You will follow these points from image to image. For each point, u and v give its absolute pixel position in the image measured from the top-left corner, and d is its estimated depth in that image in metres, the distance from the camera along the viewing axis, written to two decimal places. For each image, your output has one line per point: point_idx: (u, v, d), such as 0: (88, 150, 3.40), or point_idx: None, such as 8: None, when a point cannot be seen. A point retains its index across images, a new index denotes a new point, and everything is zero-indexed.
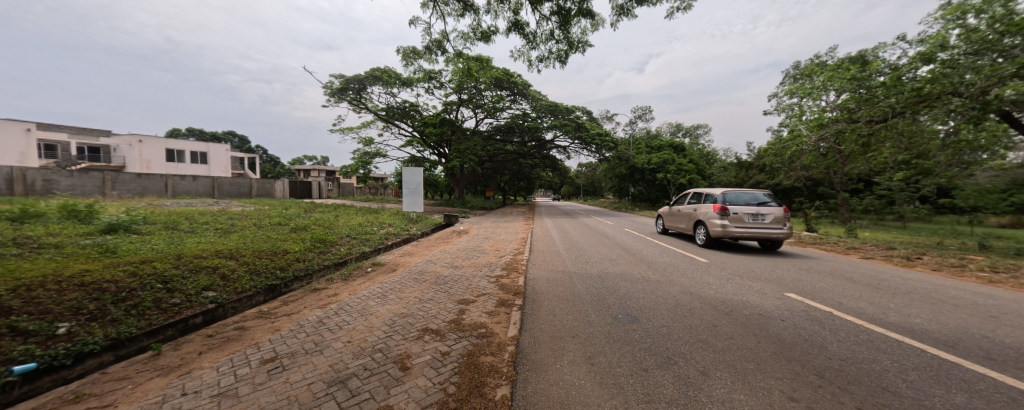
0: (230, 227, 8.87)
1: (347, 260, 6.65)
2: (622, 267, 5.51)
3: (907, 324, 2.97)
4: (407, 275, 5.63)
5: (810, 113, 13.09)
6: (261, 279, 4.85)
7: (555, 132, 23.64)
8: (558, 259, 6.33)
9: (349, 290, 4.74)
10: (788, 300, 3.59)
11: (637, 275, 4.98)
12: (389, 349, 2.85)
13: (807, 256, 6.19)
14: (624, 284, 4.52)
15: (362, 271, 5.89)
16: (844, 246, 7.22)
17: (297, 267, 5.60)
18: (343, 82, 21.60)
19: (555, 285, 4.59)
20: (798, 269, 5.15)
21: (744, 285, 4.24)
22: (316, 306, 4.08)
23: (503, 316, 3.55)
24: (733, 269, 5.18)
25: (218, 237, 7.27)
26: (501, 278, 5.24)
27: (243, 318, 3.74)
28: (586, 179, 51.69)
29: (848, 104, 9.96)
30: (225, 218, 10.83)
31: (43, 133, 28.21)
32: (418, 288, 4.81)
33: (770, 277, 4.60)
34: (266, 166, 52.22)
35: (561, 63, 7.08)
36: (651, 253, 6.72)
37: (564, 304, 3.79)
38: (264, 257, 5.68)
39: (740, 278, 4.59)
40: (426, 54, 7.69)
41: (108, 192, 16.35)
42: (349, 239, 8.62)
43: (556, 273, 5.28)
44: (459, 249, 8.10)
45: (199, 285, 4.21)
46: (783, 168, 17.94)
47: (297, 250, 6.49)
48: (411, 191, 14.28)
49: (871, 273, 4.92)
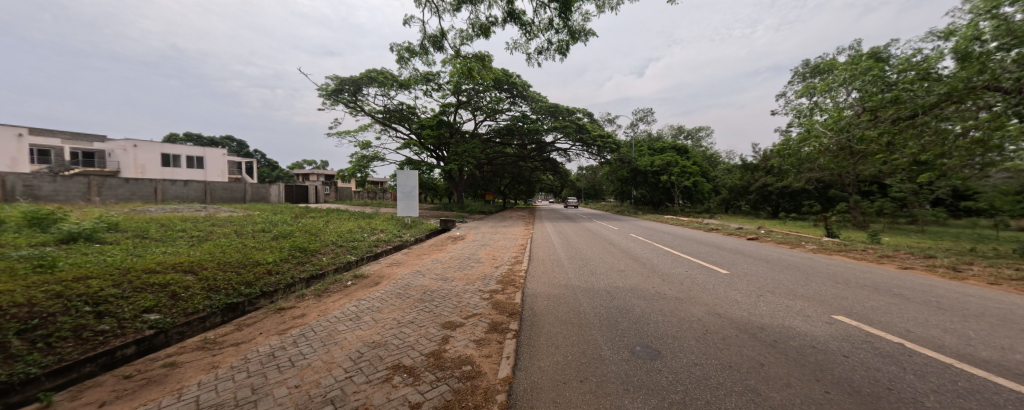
0: (208, 235, 8.28)
1: (325, 271, 6.01)
2: (632, 280, 4.88)
3: (1011, 362, 2.30)
4: (390, 290, 4.99)
5: (825, 111, 12.50)
6: (220, 297, 4.24)
7: (555, 134, 23.14)
8: (559, 270, 5.70)
9: (318, 310, 4.09)
10: (843, 327, 2.92)
11: (651, 290, 4.33)
12: (344, 399, 2.20)
13: (840, 266, 5.53)
14: (637, 302, 3.89)
15: (340, 285, 5.25)
16: (875, 254, 6.56)
17: (267, 281, 4.99)
18: (338, 83, 21.15)
19: (557, 304, 3.95)
20: (835, 282, 4.50)
21: (780, 305, 3.58)
22: (274, 331, 3.45)
23: (495, 347, 2.92)
24: (759, 282, 4.55)
25: (188, 247, 6.66)
26: (496, 294, 4.59)
27: (180, 350, 3.09)
28: (588, 183, 51.20)
29: (870, 102, 9.37)
30: (206, 224, 10.23)
31: (35, 138, 27.78)
32: (400, 306, 4.18)
33: (808, 294, 3.94)
34: (265, 171, 51.61)
35: (562, 55, 6.50)
36: (662, 262, 6.08)
37: (569, 331, 3.15)
38: (229, 270, 5.05)
39: (772, 294, 3.96)
40: (420, 53, 7.13)
41: (93, 198, 15.83)
42: (334, 248, 7.99)
43: (559, 288, 4.65)
44: (452, 258, 7.45)
45: (138, 306, 3.58)
46: (793, 169, 17.28)
47: (270, 261, 5.85)
48: (406, 196, 13.68)
49: (918, 287, 4.29)
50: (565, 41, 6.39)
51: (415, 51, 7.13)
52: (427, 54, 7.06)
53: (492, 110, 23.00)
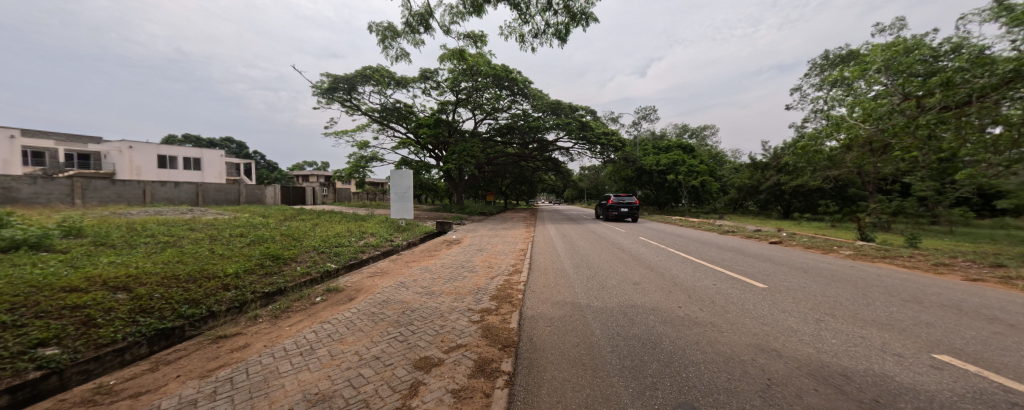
0: (177, 241, 7.51)
1: (292, 286, 5.22)
2: (652, 298, 4.06)
3: None
4: (363, 309, 4.19)
5: (849, 104, 11.61)
6: (150, 322, 3.45)
7: (557, 132, 22.35)
8: (565, 284, 4.89)
9: (267, 339, 3.30)
10: (966, 382, 2.07)
11: (678, 312, 3.52)
12: None
13: (895, 279, 4.68)
14: (661, 329, 3.09)
15: (305, 303, 4.45)
16: (930, 262, 5.67)
17: (218, 299, 4.21)
18: (332, 81, 20.44)
19: (564, 332, 3.13)
20: (904, 301, 3.66)
21: (853, 337, 2.76)
22: (196, 374, 2.64)
23: (478, 406, 2.10)
24: (809, 300, 3.72)
25: (145, 256, 5.86)
26: (488, 316, 3.79)
27: (57, 406, 2.30)
28: (591, 182, 50.46)
29: (910, 88, 8.43)
30: (183, 228, 9.52)
31: (29, 140, 27.30)
32: (368, 333, 3.37)
33: (878, 319, 3.12)
34: (263, 173, 50.96)
35: (560, 39, 5.74)
36: (682, 272, 5.25)
37: (580, 379, 2.33)
38: (174, 287, 4.25)
39: (833, 319, 3.14)
40: (405, 33, 6.38)
41: (76, 200, 15.18)
42: (313, 254, 7.19)
43: (564, 308, 3.84)
44: (442, 267, 6.66)
45: (27, 339, 2.77)
46: (809, 167, 16.40)
47: (230, 273, 5.04)
48: (400, 197, 12.96)
49: (1012, 307, 3.43)
50: (564, 24, 5.60)
51: (399, 31, 6.36)
52: (414, 33, 6.30)
53: (491, 108, 22.20)
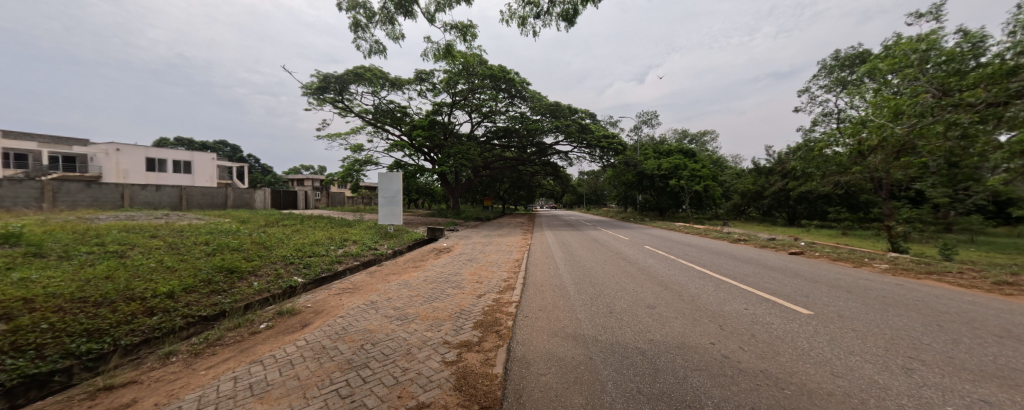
0: (126, 250, 6.62)
1: (237, 308, 4.37)
2: (673, 328, 3.25)
3: None
4: (313, 341, 3.34)
5: (868, 104, 10.87)
6: (16, 366, 2.57)
7: (556, 134, 21.61)
8: (565, 307, 4.06)
9: (168, 392, 2.46)
10: None
11: (713, 351, 2.71)
12: None
13: (967, 303, 3.85)
14: (696, 383, 2.26)
15: (243, 333, 3.60)
16: (992, 280, 4.85)
17: (132, 329, 3.37)
18: (322, 80, 19.62)
19: (566, 388, 2.28)
20: (1003, 338, 2.83)
21: (981, 404, 1.91)
22: None
23: None
24: (877, 336, 2.90)
25: (72, 269, 4.97)
26: (465, 354, 2.95)
27: None
28: (590, 188, 49.83)
29: (946, 83, 7.64)
30: (145, 234, 8.66)
31: (10, 142, 26.30)
32: (304, 383, 2.53)
33: (992, 370, 2.29)
34: (256, 177, 49.92)
35: (567, 22, 5.00)
36: (703, 292, 4.44)
37: None
38: (76, 313, 3.37)
39: (927, 368, 2.32)
40: (383, 21, 5.64)
41: (46, 203, 14.24)
42: (279, 266, 6.32)
43: (566, 343, 3.01)
44: (424, 282, 5.82)
45: None
46: (818, 172, 15.73)
47: (165, 292, 4.19)
48: (389, 202, 12.17)
49: None
50: (572, 4, 4.89)
51: (377, 18, 5.61)
52: (394, 22, 5.57)
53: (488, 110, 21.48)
